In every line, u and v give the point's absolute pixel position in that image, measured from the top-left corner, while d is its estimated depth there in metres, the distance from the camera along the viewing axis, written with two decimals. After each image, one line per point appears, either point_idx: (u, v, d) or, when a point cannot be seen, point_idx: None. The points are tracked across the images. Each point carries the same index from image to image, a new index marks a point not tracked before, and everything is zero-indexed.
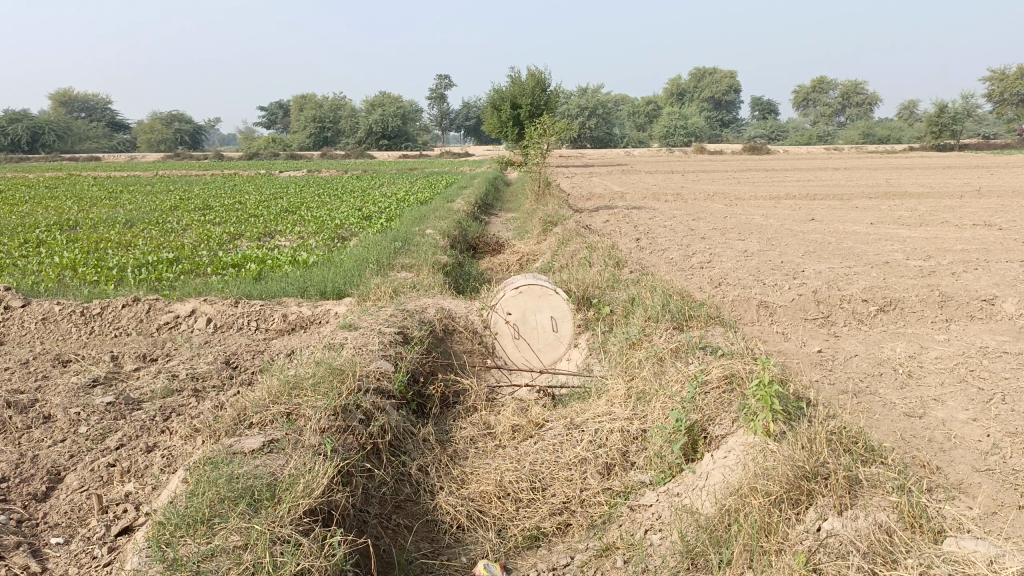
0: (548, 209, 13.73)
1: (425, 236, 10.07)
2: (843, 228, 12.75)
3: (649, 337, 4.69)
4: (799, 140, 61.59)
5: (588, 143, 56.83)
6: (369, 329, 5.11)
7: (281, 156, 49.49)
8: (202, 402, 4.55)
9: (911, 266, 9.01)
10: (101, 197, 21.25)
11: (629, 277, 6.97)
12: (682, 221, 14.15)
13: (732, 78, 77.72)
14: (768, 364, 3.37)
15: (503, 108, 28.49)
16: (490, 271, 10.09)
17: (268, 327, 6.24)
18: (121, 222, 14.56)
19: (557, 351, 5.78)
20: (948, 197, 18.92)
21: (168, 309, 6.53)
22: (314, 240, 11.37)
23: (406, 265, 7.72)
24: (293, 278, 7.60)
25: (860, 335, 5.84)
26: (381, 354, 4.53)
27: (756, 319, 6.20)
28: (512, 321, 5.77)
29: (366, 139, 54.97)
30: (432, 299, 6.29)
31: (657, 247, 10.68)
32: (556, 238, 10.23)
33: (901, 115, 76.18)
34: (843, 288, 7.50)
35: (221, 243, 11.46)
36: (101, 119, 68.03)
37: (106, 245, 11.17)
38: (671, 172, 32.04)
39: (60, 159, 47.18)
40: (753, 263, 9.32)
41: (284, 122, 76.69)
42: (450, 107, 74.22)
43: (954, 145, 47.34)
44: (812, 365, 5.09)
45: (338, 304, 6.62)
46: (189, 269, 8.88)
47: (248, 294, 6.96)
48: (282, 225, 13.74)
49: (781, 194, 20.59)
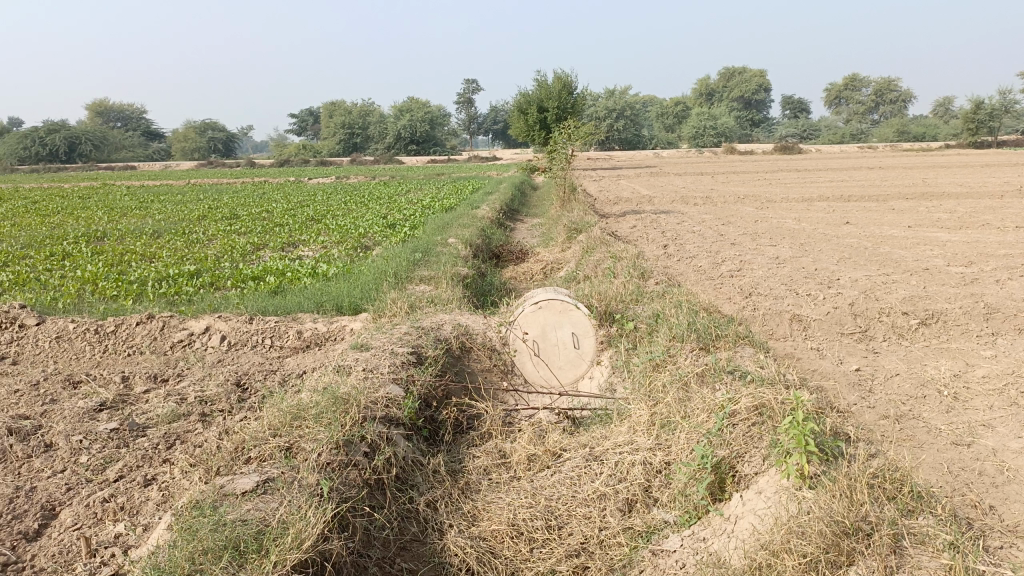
0: (573, 215, 13.48)
1: (447, 246, 9.88)
2: (880, 231, 12.32)
3: (674, 359, 4.43)
4: (832, 139, 60.57)
5: (617, 145, 56.44)
6: (381, 349, 4.92)
7: (310, 162, 49.87)
8: (208, 428, 4.40)
9: (951, 273, 8.61)
10: (131, 207, 21.47)
11: (655, 289, 6.70)
12: (711, 225, 13.81)
13: (762, 77, 76.74)
14: (803, 398, 3.10)
15: (530, 112, 28.27)
16: (514, 280, 9.89)
17: (283, 345, 6.08)
18: (147, 232, 14.62)
19: (579, 368, 5.54)
20: (989, 197, 18.29)
21: (182, 327, 6.40)
22: (336, 250, 11.25)
23: (425, 279, 7.52)
24: (310, 291, 7.45)
25: (901, 351, 5.51)
26: (391, 378, 4.33)
27: (789, 334, 5.89)
28: (531, 337, 5.55)
29: (394, 143, 55.26)
30: (449, 315, 6.08)
31: (685, 254, 10.38)
32: (581, 246, 9.98)
33: (936, 112, 74.59)
34: (881, 298, 7.15)
35: (243, 254, 11.39)
36: (136, 129, 69.23)
37: (130, 256, 11.17)
38: (700, 172, 31.63)
39: (96, 167, 48.04)
40: (785, 271, 8.99)
41: (314, 128, 77.41)
42: (479, 111, 74.34)
43: (993, 141, 46.12)
44: (850, 387, 4.79)
45: (354, 320, 6.45)
46: (208, 281, 8.78)
47: (263, 309, 6.81)
48: (306, 234, 13.68)
49: (814, 195, 20.10)
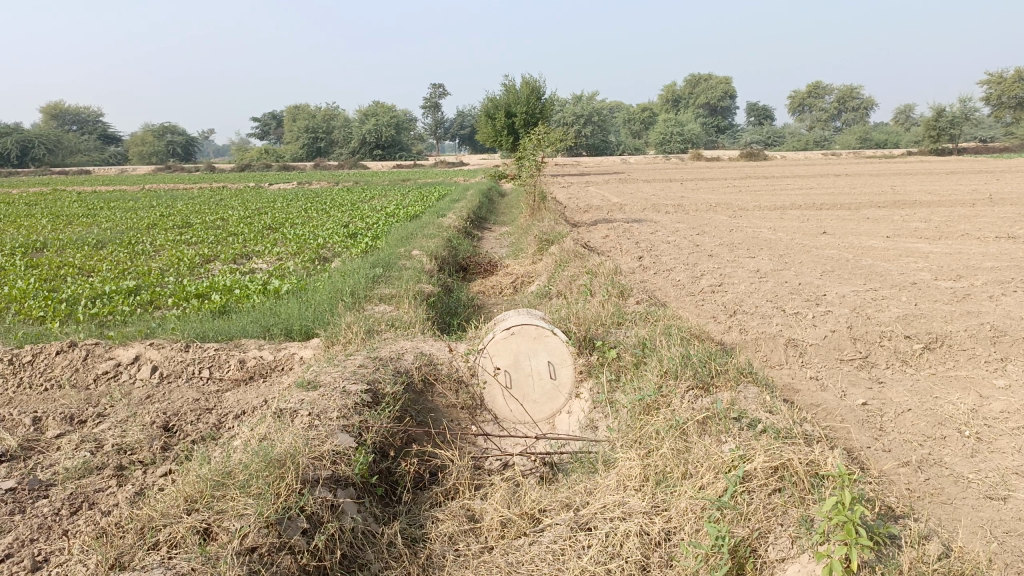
0: (543, 224, 12.92)
1: (410, 260, 9.25)
2: (859, 242, 11.96)
3: (667, 400, 3.86)
4: (796, 145, 61.13)
5: (584, 151, 56.33)
6: (330, 388, 4.29)
7: (273, 167, 48.90)
8: (122, 489, 3.73)
9: (942, 288, 8.21)
10: (80, 214, 20.51)
11: (636, 311, 6.15)
12: (685, 235, 13.37)
13: (727, 84, 77.38)
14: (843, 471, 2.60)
15: (498, 118, 27.74)
16: (482, 295, 9.31)
17: (223, 376, 5.40)
18: (92, 243, 13.77)
19: (555, 402, 4.96)
20: (959, 206, 18.13)
21: (108, 356, 5.69)
22: (292, 263, 10.56)
23: (385, 298, 6.89)
24: (258, 312, 6.78)
25: (908, 382, 5.03)
26: (340, 427, 3.72)
27: (785, 359, 5.39)
28: (502, 366, 4.99)
29: (359, 148, 54.51)
30: (411, 341, 5.46)
31: (661, 267, 9.88)
32: (553, 259, 9.43)
33: (897, 119, 75.72)
34: (876, 319, 6.69)
35: (192, 267, 10.65)
36: (92, 132, 67.25)
37: (67, 270, 10.38)
38: (669, 180, 31.43)
39: (51, 172, 46.54)
40: (769, 285, 8.53)
41: (277, 133, 76.15)
42: (445, 117, 73.71)
43: (953, 148, 46.71)
44: (861, 426, 4.28)
45: (304, 347, 5.80)
46: (148, 300, 8.06)
47: (203, 335, 6.12)
48: (262, 244, 12.97)
49: (786, 203, 19.84)
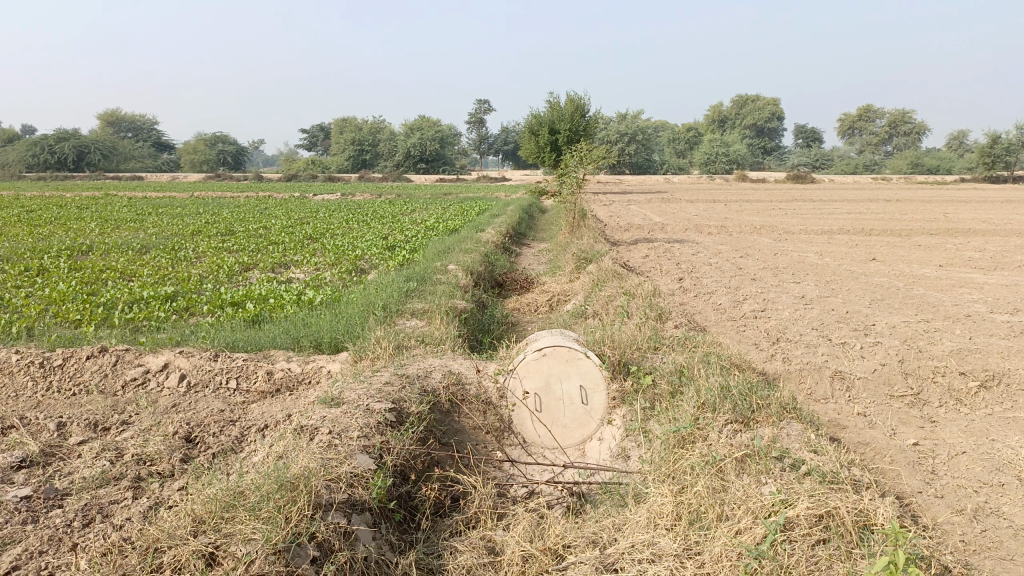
0: (583, 242, 12.77)
1: (446, 274, 9.17)
2: (909, 271, 11.56)
3: (704, 433, 3.65)
4: (844, 169, 60.06)
5: (627, 169, 56.05)
6: (353, 405, 4.17)
7: (319, 178, 49.58)
8: (137, 502, 3.64)
9: (998, 321, 7.84)
10: (127, 219, 20.92)
11: (674, 335, 5.94)
12: (727, 257, 13.08)
13: (775, 105, 76.50)
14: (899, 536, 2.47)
15: (542, 134, 27.72)
16: (517, 312, 9.17)
17: (250, 388, 5.33)
18: (136, 248, 13.98)
19: (586, 428, 4.80)
20: (1016, 235, 17.49)
21: (138, 363, 5.66)
22: (329, 273, 10.55)
23: (417, 313, 6.78)
24: (290, 323, 6.72)
25: (964, 422, 4.73)
26: (359, 447, 3.59)
27: (830, 392, 5.13)
28: (532, 389, 4.83)
29: (404, 161, 55.00)
30: (440, 359, 5.33)
31: (702, 290, 9.63)
32: (590, 278, 9.25)
33: (950, 145, 74.01)
34: (927, 352, 6.37)
35: (230, 275, 10.71)
36: (147, 139, 69.07)
37: (109, 274, 10.51)
38: (713, 200, 30.99)
39: (105, 177, 47.84)
40: (814, 313, 8.24)
41: (324, 144, 77.33)
42: (489, 132, 74.07)
43: (1008, 176, 45.39)
44: (912, 469, 4.01)
45: (332, 360, 5.70)
46: (183, 306, 8.08)
47: (233, 344, 6.07)
48: (300, 254, 13.03)
49: (834, 228, 19.38)
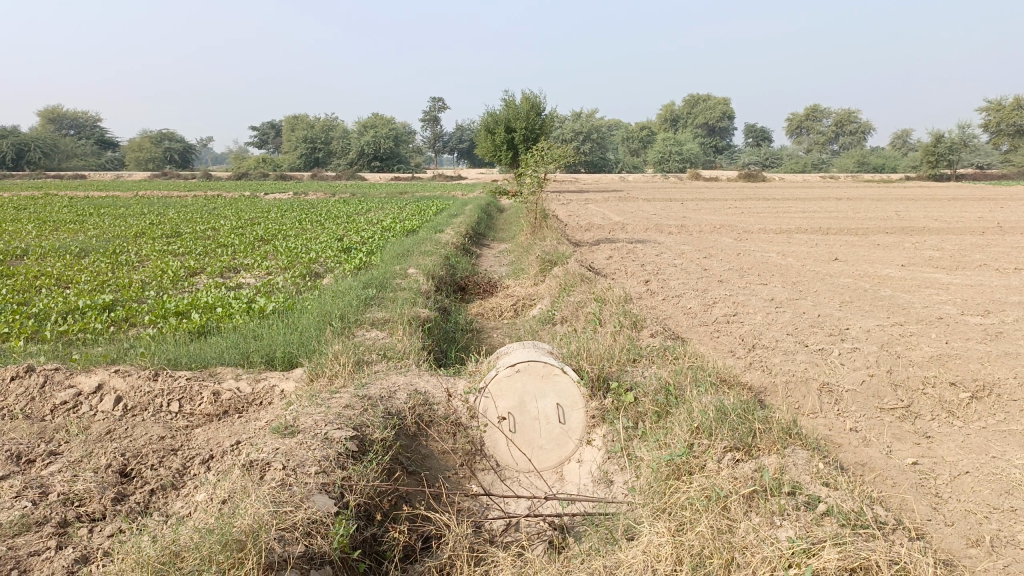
0: (545, 243, 12.45)
1: (406, 279, 8.73)
2: (874, 271, 11.49)
3: (701, 462, 3.32)
4: (795, 167, 60.98)
5: (582, 167, 56.04)
6: (310, 434, 3.74)
7: (270, 176, 48.39)
8: (60, 555, 3.16)
9: (971, 324, 7.72)
10: (67, 220, 19.91)
11: (653, 345, 5.62)
12: (692, 258, 12.89)
13: (726, 104, 77.37)
14: None
15: (498, 132, 27.38)
16: (481, 318, 8.80)
17: (194, 410, 4.85)
18: (75, 252, 13.20)
19: (564, 450, 4.47)
20: (969, 233, 17.70)
21: (69, 385, 5.12)
22: (281, 278, 10.02)
23: (378, 324, 6.34)
24: (239, 335, 6.21)
25: (960, 436, 4.49)
26: (318, 486, 3.19)
27: (821, 406, 4.86)
28: (505, 408, 4.51)
29: (358, 160, 54.05)
30: (404, 377, 4.91)
31: (670, 293, 9.37)
32: (557, 281, 8.91)
33: (895, 144, 75.85)
34: (907, 359, 6.19)
35: (176, 281, 10.10)
36: (90, 136, 66.81)
37: (43, 281, 9.81)
38: (670, 199, 31.03)
39: (45, 176, 45.97)
40: (787, 317, 8.04)
41: (275, 141, 75.84)
42: (444, 129, 73.34)
43: (952, 175, 46.47)
44: (915, 493, 3.75)
45: (287, 378, 5.24)
46: (123, 317, 7.49)
47: (176, 360, 5.56)
48: (251, 257, 12.44)
49: (793, 227, 19.42)
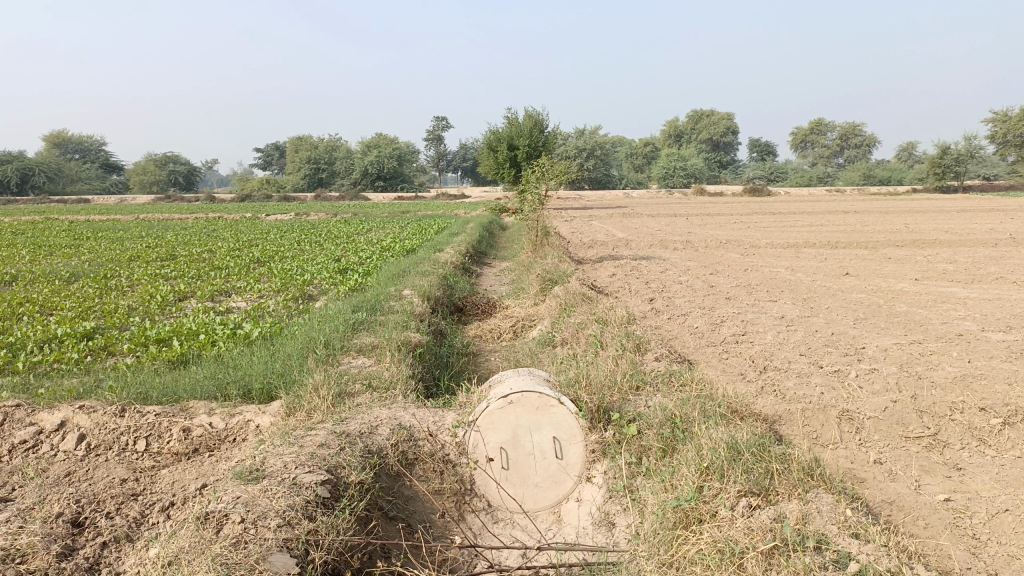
0: (547, 261, 12.11)
1: (400, 301, 8.39)
2: (887, 286, 11.10)
3: (712, 509, 2.94)
4: (799, 181, 60.62)
5: (586, 184, 55.82)
6: (277, 478, 3.38)
7: (274, 197, 48.28)
8: None
9: (994, 341, 7.33)
10: (64, 245, 19.64)
11: (657, 370, 5.25)
12: (698, 274, 12.52)
13: (729, 119, 77.19)
14: None
15: (500, 150, 27.15)
16: (478, 340, 8.45)
17: (161, 449, 4.49)
18: (66, 277, 12.92)
19: (561, 487, 4.09)
20: (981, 245, 17.28)
21: (30, 423, 4.76)
22: (273, 302, 9.70)
23: (365, 350, 5.99)
24: (217, 364, 5.86)
25: (995, 468, 4.09)
26: (278, 543, 2.84)
27: (841, 436, 4.47)
28: (498, 443, 4.13)
29: (361, 180, 53.94)
30: (388, 409, 4.55)
31: (675, 312, 9.00)
32: (557, 301, 8.54)
33: (899, 156, 75.52)
34: (930, 380, 5.80)
35: (164, 306, 9.79)
36: (95, 161, 66.98)
37: (26, 308, 9.50)
38: (674, 214, 30.71)
39: (50, 201, 45.98)
40: (799, 335, 7.66)
41: (279, 163, 76.09)
42: (447, 149, 73.32)
43: (958, 186, 46.02)
44: (953, 536, 3.35)
45: (263, 413, 4.89)
46: (101, 345, 7.15)
47: (147, 394, 5.19)
48: (244, 280, 12.14)
49: (800, 241, 19.03)
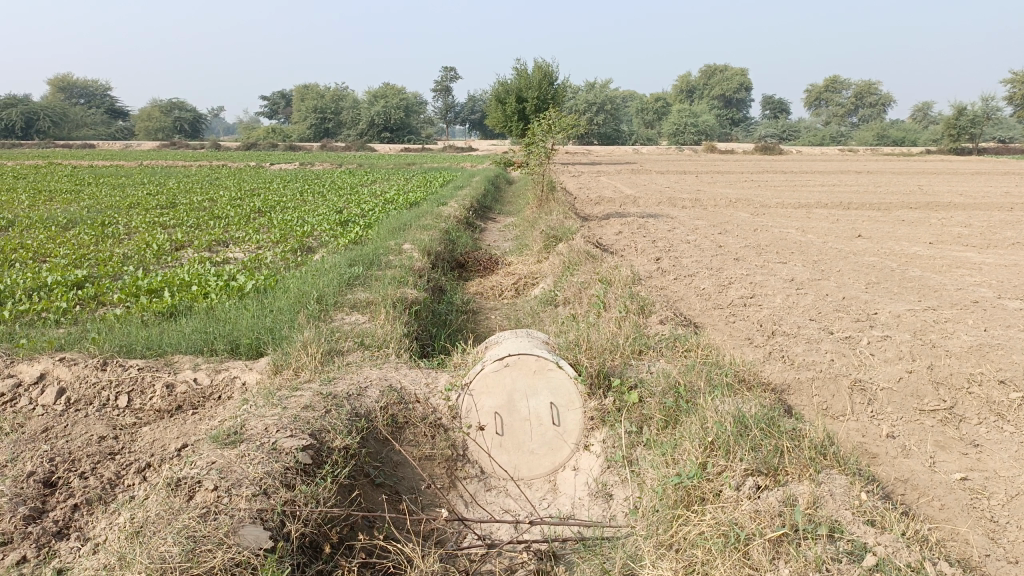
0: (552, 218, 11.83)
1: (399, 255, 8.16)
2: (900, 249, 10.82)
3: (716, 488, 2.75)
4: (811, 140, 59.67)
5: (595, 139, 54.96)
6: (257, 442, 3.20)
7: (280, 146, 47.71)
8: None
9: (1011, 309, 7.08)
10: (64, 191, 19.38)
11: (662, 333, 5.03)
12: (706, 234, 12.23)
13: (743, 75, 75.73)
14: None
15: (508, 103, 26.60)
16: (478, 297, 8.24)
17: (142, 405, 4.32)
18: (62, 223, 12.68)
19: (558, 455, 3.91)
20: (996, 209, 16.92)
21: (8, 374, 4.58)
22: (270, 253, 9.47)
23: (359, 307, 5.79)
24: (205, 317, 5.66)
25: (1013, 446, 3.88)
26: (252, 515, 2.69)
27: (852, 408, 4.27)
28: (492, 408, 3.96)
29: (367, 130, 53.23)
30: (379, 370, 4.35)
31: (682, 272, 8.76)
32: (560, 259, 8.30)
33: (914, 117, 74.27)
34: (945, 349, 5.57)
35: (159, 255, 9.57)
36: (100, 106, 66.20)
37: (18, 255, 9.29)
38: (682, 172, 30.19)
39: (54, 145, 45.54)
40: (809, 299, 7.42)
41: (285, 112, 75.21)
42: (455, 101, 72.18)
43: (973, 148, 45.20)
44: (970, 519, 3.17)
45: (249, 370, 4.71)
46: (91, 296, 6.95)
47: (131, 347, 5.01)
48: (243, 230, 11.90)
49: (812, 201, 18.64)
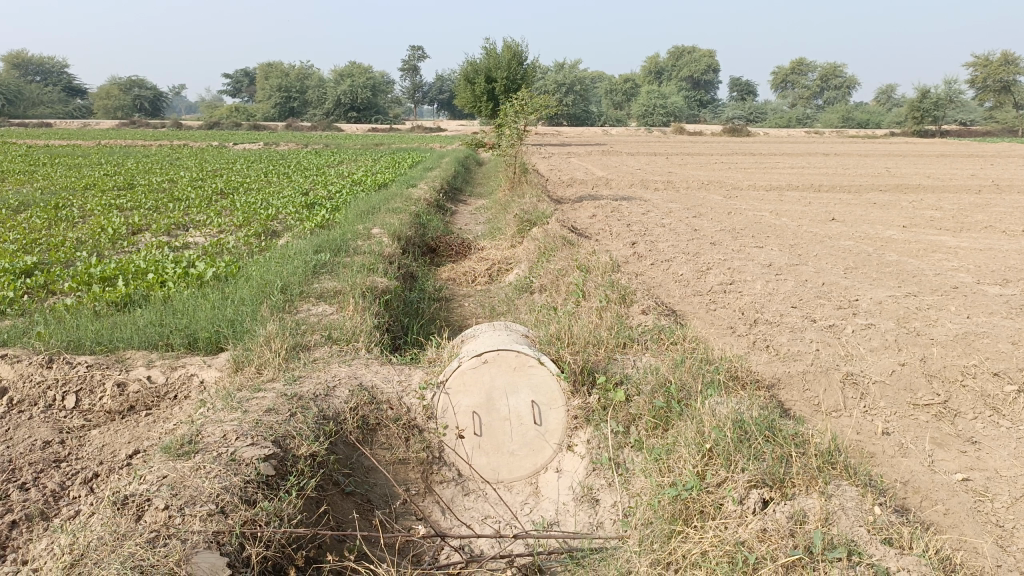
0: (525, 201, 11.55)
1: (367, 240, 7.85)
2: (876, 233, 10.72)
3: (716, 501, 2.55)
4: (779, 122, 59.93)
5: (564, 120, 54.58)
6: (216, 451, 2.92)
7: (243, 125, 46.63)
8: None
9: (991, 295, 6.99)
10: (18, 171, 18.61)
11: (645, 324, 4.81)
12: (681, 217, 12.05)
13: (711, 57, 75.77)
14: None
15: (478, 83, 26.16)
16: (450, 284, 7.96)
17: (91, 406, 4.00)
18: (13, 205, 12.09)
19: (540, 456, 3.67)
20: (964, 192, 16.99)
21: None
22: (233, 237, 9.08)
23: (326, 296, 5.49)
24: (162, 308, 5.32)
25: (1012, 442, 3.74)
26: (207, 539, 2.43)
27: (845, 404, 4.10)
28: (470, 407, 3.72)
29: (333, 110, 52.26)
30: (348, 367, 4.07)
31: (659, 257, 8.56)
32: (534, 244, 8.04)
33: (879, 99, 74.99)
34: (931, 338, 5.43)
35: (115, 240, 9.13)
36: (56, 83, 64.16)
37: None
38: (653, 153, 30.04)
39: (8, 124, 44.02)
40: (789, 285, 7.26)
41: (250, 90, 73.62)
42: (423, 80, 71.20)
43: (937, 131, 45.67)
44: (977, 526, 3.00)
45: (208, 368, 4.39)
46: (38, 284, 6.53)
47: (79, 342, 4.66)
48: (205, 212, 11.46)
49: (784, 184, 18.58)
